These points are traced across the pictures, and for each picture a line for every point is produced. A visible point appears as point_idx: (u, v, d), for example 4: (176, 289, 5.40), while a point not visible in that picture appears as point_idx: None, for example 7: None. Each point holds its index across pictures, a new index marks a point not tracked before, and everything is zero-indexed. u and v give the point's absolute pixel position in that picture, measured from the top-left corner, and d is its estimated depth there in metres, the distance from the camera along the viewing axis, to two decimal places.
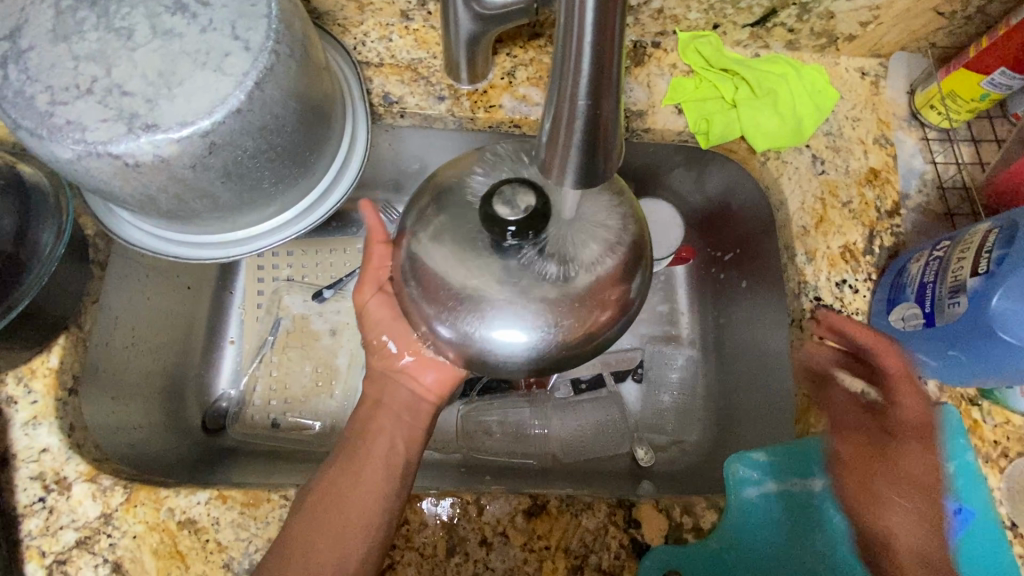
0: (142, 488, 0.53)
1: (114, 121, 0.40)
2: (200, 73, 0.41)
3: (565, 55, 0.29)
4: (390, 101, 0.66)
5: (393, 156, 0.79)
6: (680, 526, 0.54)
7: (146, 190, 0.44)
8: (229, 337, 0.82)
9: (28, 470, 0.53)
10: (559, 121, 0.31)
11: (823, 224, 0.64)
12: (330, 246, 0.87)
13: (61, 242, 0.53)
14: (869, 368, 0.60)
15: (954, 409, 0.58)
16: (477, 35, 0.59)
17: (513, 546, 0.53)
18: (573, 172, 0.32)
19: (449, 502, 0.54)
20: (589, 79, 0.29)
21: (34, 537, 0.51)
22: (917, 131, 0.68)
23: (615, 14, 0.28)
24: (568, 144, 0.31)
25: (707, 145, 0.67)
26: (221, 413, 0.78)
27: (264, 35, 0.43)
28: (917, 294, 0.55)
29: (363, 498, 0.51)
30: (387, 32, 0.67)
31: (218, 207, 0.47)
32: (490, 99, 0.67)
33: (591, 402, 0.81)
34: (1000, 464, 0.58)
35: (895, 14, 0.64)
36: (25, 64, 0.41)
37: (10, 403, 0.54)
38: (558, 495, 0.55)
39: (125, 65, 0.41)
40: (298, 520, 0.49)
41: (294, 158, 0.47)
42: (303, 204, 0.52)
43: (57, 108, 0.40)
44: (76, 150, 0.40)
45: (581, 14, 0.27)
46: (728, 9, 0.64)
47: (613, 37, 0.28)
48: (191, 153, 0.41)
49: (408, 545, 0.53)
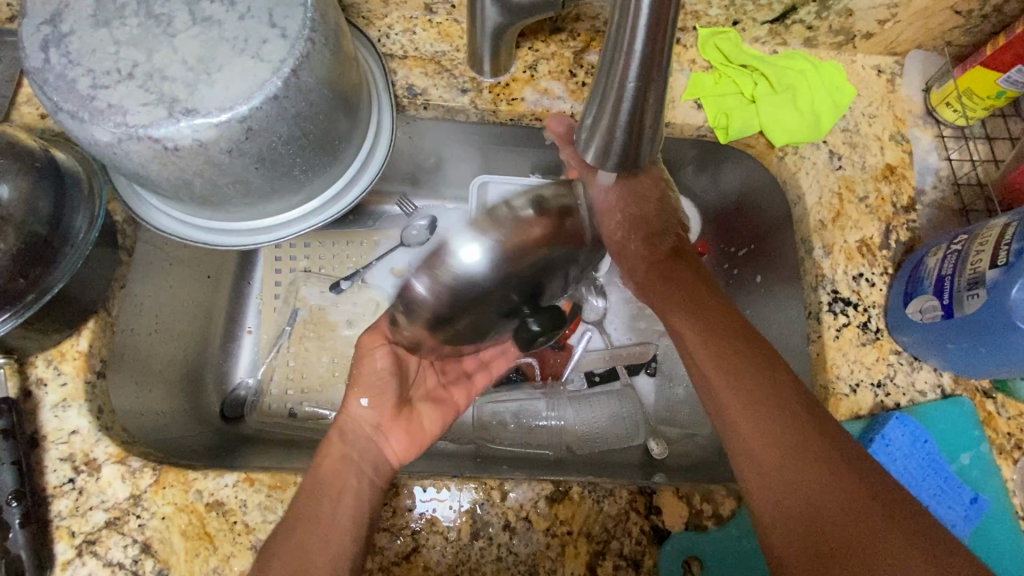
0: (170, 471, 0.53)
1: (155, 105, 0.41)
2: (239, 59, 0.42)
3: (617, 37, 0.29)
4: (414, 93, 0.67)
5: (412, 149, 0.80)
6: (700, 513, 0.55)
7: (182, 174, 0.44)
8: (246, 327, 0.83)
9: (58, 451, 0.53)
10: (607, 102, 0.32)
11: (840, 218, 0.65)
12: (347, 238, 0.88)
13: (94, 228, 0.54)
14: (886, 360, 0.61)
15: (969, 401, 0.59)
16: (503, 28, 0.60)
17: (535, 530, 0.54)
18: (616, 152, 0.34)
19: (471, 488, 0.55)
20: (640, 62, 0.29)
21: (64, 517, 0.52)
22: (932, 128, 0.69)
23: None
24: (614, 126, 0.32)
25: (726, 139, 0.68)
26: (240, 402, 0.79)
27: (300, 24, 0.43)
28: (936, 286, 0.56)
29: (351, 511, 0.52)
30: (411, 25, 0.68)
31: (249, 193, 0.48)
32: (512, 92, 0.68)
33: (605, 394, 0.84)
34: (1015, 456, 0.58)
35: (913, 12, 0.65)
36: (67, 48, 0.41)
37: (40, 385, 0.55)
38: (579, 481, 0.56)
39: (165, 50, 0.42)
40: (291, 535, 0.50)
41: (323, 146, 0.48)
42: (330, 193, 0.53)
43: (99, 92, 0.41)
44: (117, 133, 0.41)
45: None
46: (748, 6, 0.65)
47: (668, 21, 0.28)
48: (229, 138, 0.42)
49: (432, 529, 0.54)
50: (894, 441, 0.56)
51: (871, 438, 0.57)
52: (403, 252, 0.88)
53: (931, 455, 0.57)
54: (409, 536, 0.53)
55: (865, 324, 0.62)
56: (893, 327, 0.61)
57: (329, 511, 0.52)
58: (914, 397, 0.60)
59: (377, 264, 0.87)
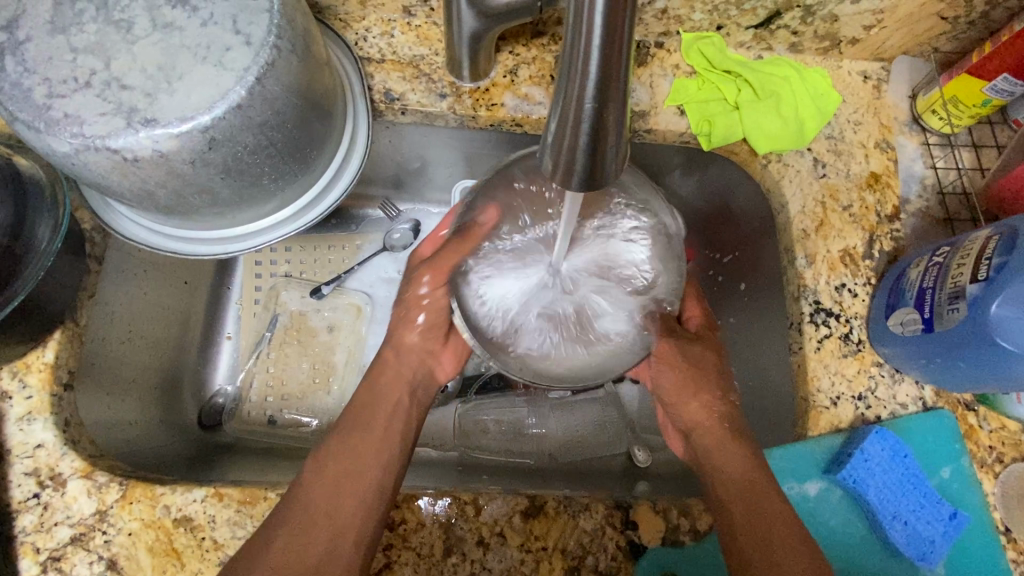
0: (138, 485, 0.52)
1: (113, 115, 0.39)
2: (201, 67, 0.40)
3: (573, 57, 0.29)
4: (391, 98, 0.65)
5: (392, 153, 0.78)
6: (676, 528, 0.54)
7: (145, 185, 0.43)
8: (226, 332, 0.82)
9: (22, 466, 0.52)
10: (564, 122, 0.30)
11: (823, 227, 0.64)
12: (329, 242, 0.87)
13: (57, 237, 0.52)
14: (867, 372, 0.60)
15: (950, 414, 0.59)
16: (480, 33, 0.59)
17: (509, 546, 0.53)
18: (575, 174, 0.32)
19: (446, 501, 0.54)
20: (596, 81, 0.29)
21: (28, 533, 0.51)
22: (918, 135, 0.68)
23: (623, 13, 0.28)
24: (573, 147, 0.31)
25: (710, 147, 0.67)
26: (218, 409, 0.79)
27: (265, 30, 0.42)
28: (917, 299, 0.55)
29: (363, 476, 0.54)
30: (389, 28, 0.67)
31: (216, 203, 0.46)
32: (492, 97, 0.66)
33: (587, 401, 0.83)
34: (995, 470, 0.58)
35: (899, 18, 0.64)
36: (22, 55, 0.40)
37: (5, 398, 0.54)
38: (556, 495, 0.55)
39: (123, 58, 0.40)
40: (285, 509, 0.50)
41: (293, 155, 0.47)
42: (302, 201, 0.52)
43: (55, 101, 0.39)
44: (74, 144, 0.40)
45: (591, 16, 0.27)
46: (732, 11, 0.64)
47: (623, 41, 0.28)
48: (191, 148, 0.41)
49: (406, 544, 0.53)
50: (874, 455, 0.56)
51: (851, 453, 0.56)
52: (385, 256, 0.87)
53: (912, 471, 0.56)
54: (381, 553, 0.52)
55: (847, 335, 0.61)
56: (874, 339, 0.60)
57: (377, 423, 0.59)
58: (895, 410, 0.59)
59: (359, 268, 0.86)
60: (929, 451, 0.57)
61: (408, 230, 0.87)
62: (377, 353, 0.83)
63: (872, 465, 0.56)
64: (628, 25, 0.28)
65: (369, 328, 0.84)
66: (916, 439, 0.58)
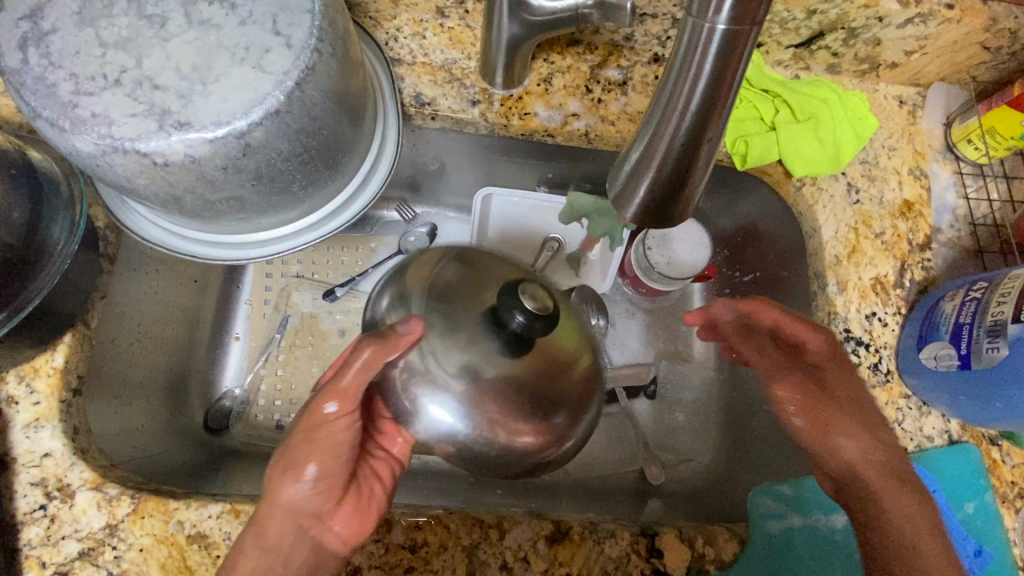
0: (150, 499, 0.50)
1: (144, 117, 0.37)
2: (238, 69, 0.38)
3: (672, 94, 0.30)
4: (421, 102, 0.63)
5: (412, 156, 0.76)
6: (702, 556, 0.54)
7: (172, 189, 0.40)
8: (235, 333, 0.80)
9: (28, 476, 0.50)
10: (649, 156, 0.32)
11: (856, 254, 0.64)
12: (342, 244, 0.85)
13: (74, 238, 0.50)
14: (895, 404, 0.60)
15: (975, 448, 0.58)
16: (519, 40, 0.57)
17: (533, 572, 0.52)
18: (649, 207, 0.33)
19: (470, 524, 0.53)
20: (692, 122, 0.30)
21: (33, 546, 0.49)
22: (952, 164, 0.68)
23: (738, 56, 0.28)
24: (653, 183, 0.32)
25: (744, 166, 0.66)
26: (225, 412, 0.76)
27: (307, 32, 0.39)
28: (953, 334, 0.54)
29: None
30: (421, 28, 0.64)
31: (243, 209, 0.44)
32: (525, 105, 0.65)
33: (601, 418, 0.80)
34: (1016, 505, 0.58)
35: (941, 45, 0.63)
36: (47, 48, 0.37)
37: (11, 403, 0.52)
38: (581, 520, 0.54)
39: (156, 56, 0.37)
40: None
41: (324, 161, 0.45)
42: (329, 208, 0.49)
43: (81, 99, 0.37)
44: (100, 145, 0.37)
45: (701, 57, 0.28)
46: (774, 28, 0.62)
47: (730, 83, 0.29)
48: (225, 154, 0.38)
49: (427, 568, 0.51)
50: None
51: None
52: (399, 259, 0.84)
53: (936, 505, 0.57)
54: None
55: (876, 365, 0.61)
56: (903, 369, 0.60)
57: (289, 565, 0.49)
58: (922, 442, 0.59)
59: (373, 271, 0.83)
60: (959, 490, 0.57)
61: (425, 233, 0.84)
62: None
63: None
64: (740, 66, 0.29)
65: None
66: (944, 475, 0.57)
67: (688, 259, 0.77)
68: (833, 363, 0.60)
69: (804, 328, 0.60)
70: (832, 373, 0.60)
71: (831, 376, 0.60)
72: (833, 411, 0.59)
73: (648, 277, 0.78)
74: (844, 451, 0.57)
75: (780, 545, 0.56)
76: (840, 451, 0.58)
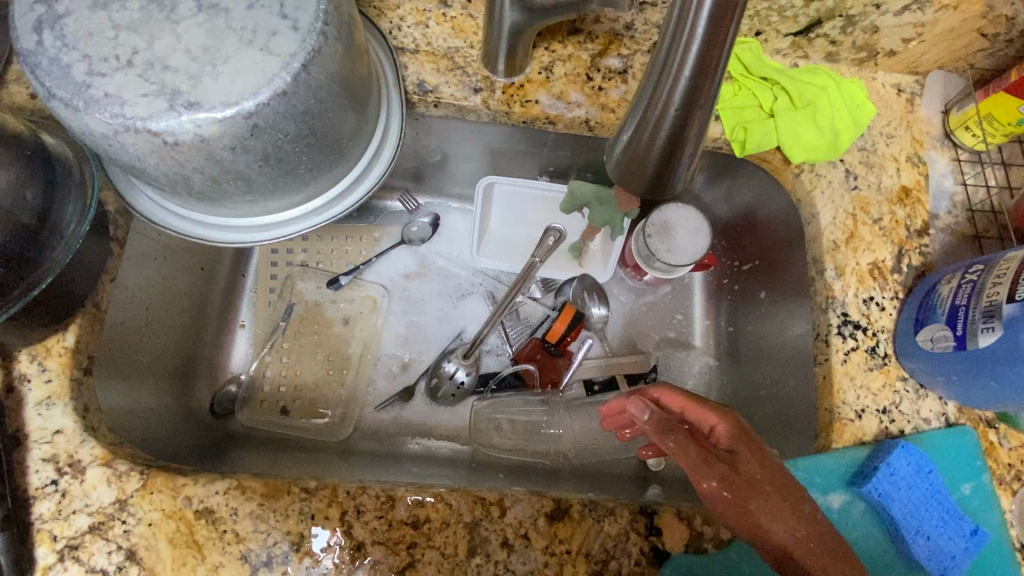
0: (159, 475, 0.51)
1: (156, 97, 0.37)
2: (247, 51, 0.38)
3: (667, 62, 0.31)
4: (424, 90, 0.64)
5: (416, 146, 0.77)
6: (700, 535, 0.54)
7: (181, 169, 0.41)
8: (240, 320, 0.82)
9: (40, 452, 0.51)
10: (645, 125, 0.33)
11: (854, 240, 0.64)
12: (347, 233, 0.86)
13: (86, 219, 0.51)
14: (892, 386, 0.60)
15: (973, 431, 0.59)
16: (521, 27, 0.58)
17: (534, 549, 0.53)
18: (645, 176, 0.35)
19: (471, 502, 0.53)
20: (685, 89, 0.31)
21: (44, 520, 0.50)
22: (950, 151, 0.68)
23: (726, 21, 0.29)
24: (649, 151, 0.34)
25: (743, 153, 0.67)
26: (230, 397, 0.78)
27: (313, 16, 0.40)
28: (949, 316, 0.55)
29: None
30: (424, 18, 0.65)
31: (250, 190, 0.44)
32: (527, 93, 0.66)
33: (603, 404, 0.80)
34: (1013, 487, 0.58)
35: (939, 32, 0.64)
36: (61, 30, 0.38)
37: (23, 381, 0.53)
38: (581, 499, 0.55)
39: (168, 38, 0.38)
40: None
41: (331, 144, 0.45)
42: (334, 191, 0.49)
43: (95, 79, 0.38)
44: (113, 125, 0.38)
45: (694, 22, 0.29)
46: (773, 17, 0.63)
47: (720, 49, 0.30)
48: (233, 134, 0.39)
49: (429, 544, 0.52)
50: (899, 470, 0.57)
51: (876, 467, 0.57)
52: (402, 249, 0.86)
53: (933, 485, 0.57)
54: (405, 551, 0.52)
55: (874, 349, 0.61)
56: (900, 353, 0.61)
57: None
58: (919, 425, 0.59)
59: (377, 260, 0.85)
60: (952, 470, 0.57)
61: (428, 223, 0.86)
62: (393, 347, 0.82)
63: (900, 479, 0.56)
64: (732, 31, 0.30)
65: (386, 319, 0.83)
66: (939, 455, 0.58)
67: (689, 247, 0.76)
68: (746, 446, 0.55)
69: (712, 411, 0.57)
70: (745, 457, 0.54)
71: (747, 461, 0.54)
72: (760, 500, 0.51)
73: (648, 265, 0.79)
74: (772, 536, 0.50)
75: None
76: (770, 535, 0.50)
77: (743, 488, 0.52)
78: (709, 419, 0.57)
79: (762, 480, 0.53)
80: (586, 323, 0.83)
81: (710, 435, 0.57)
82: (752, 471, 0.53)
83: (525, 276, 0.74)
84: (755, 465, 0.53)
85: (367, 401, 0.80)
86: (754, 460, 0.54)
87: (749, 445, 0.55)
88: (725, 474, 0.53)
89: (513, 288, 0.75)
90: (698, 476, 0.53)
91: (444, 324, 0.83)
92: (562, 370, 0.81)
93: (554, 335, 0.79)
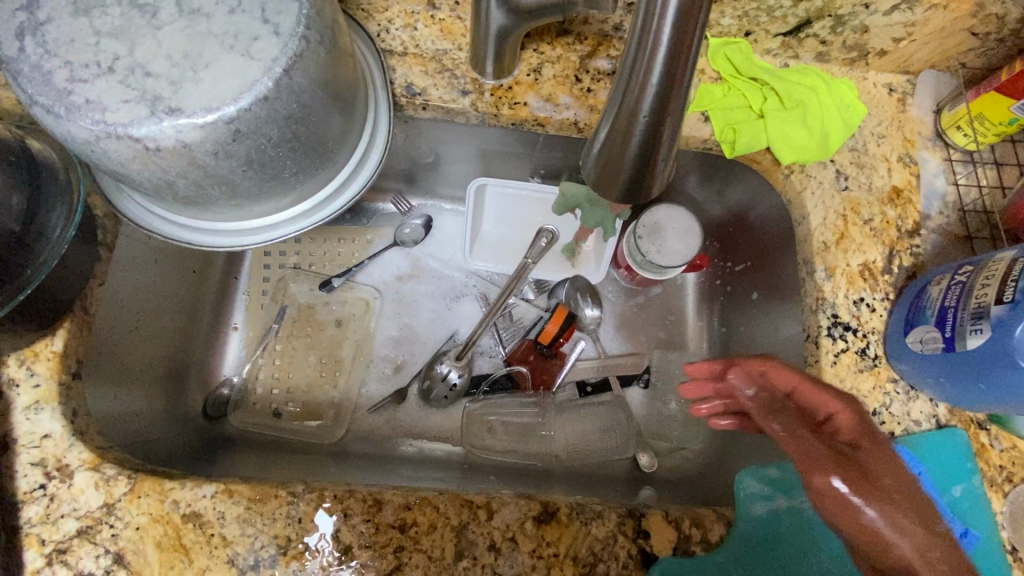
0: (146, 479, 0.52)
1: (136, 103, 0.37)
2: (228, 57, 0.38)
3: (635, 68, 0.31)
4: (413, 93, 0.64)
5: (406, 148, 0.77)
6: (688, 538, 0.54)
7: (164, 175, 0.41)
8: (233, 323, 0.82)
9: (28, 456, 0.51)
10: (616, 132, 0.33)
11: (844, 241, 0.64)
12: (339, 235, 0.86)
13: (72, 224, 0.52)
14: (882, 388, 0.60)
15: (963, 433, 0.59)
16: (508, 29, 0.57)
17: (521, 552, 0.53)
18: (620, 182, 0.35)
19: (458, 505, 0.53)
20: (654, 96, 0.31)
21: (33, 525, 0.50)
22: (941, 151, 0.68)
23: (692, 25, 0.29)
24: (622, 157, 0.34)
25: (733, 155, 0.66)
26: (223, 400, 0.78)
27: (294, 20, 0.40)
28: (938, 318, 0.55)
29: None
30: (412, 20, 0.65)
31: (235, 195, 0.44)
32: (515, 95, 0.65)
33: (595, 406, 0.81)
34: (1004, 489, 0.58)
35: (929, 32, 0.64)
36: (42, 37, 0.38)
37: (11, 386, 0.53)
38: (569, 502, 0.55)
39: (148, 44, 0.38)
40: None
41: (316, 149, 0.45)
42: (321, 195, 0.49)
43: (75, 86, 0.37)
44: (94, 131, 0.38)
45: (659, 30, 0.29)
46: (762, 17, 0.63)
47: (689, 52, 0.30)
48: (215, 140, 0.39)
49: (416, 548, 0.52)
50: None
51: None
52: (395, 251, 0.86)
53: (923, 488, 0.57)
54: (392, 555, 0.52)
55: (863, 350, 0.61)
56: (891, 355, 0.60)
57: None
58: (909, 426, 0.59)
59: (369, 262, 0.85)
60: (943, 473, 0.57)
61: (420, 225, 0.86)
62: (385, 348, 0.82)
63: None
64: (696, 38, 0.30)
65: (378, 321, 0.83)
66: (929, 458, 0.58)
67: (680, 248, 0.76)
68: (868, 440, 0.54)
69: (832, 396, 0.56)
70: (870, 451, 0.54)
71: (869, 456, 0.54)
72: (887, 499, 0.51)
73: (640, 265, 0.79)
74: (896, 549, 0.49)
75: (762, 525, 0.57)
76: (892, 545, 0.49)
77: (866, 483, 0.51)
78: (832, 406, 0.56)
79: (892, 481, 0.52)
80: (579, 324, 0.83)
81: (826, 423, 0.57)
82: (873, 466, 0.53)
83: (517, 277, 0.74)
84: (888, 466, 0.53)
85: (360, 403, 0.80)
86: (874, 457, 0.53)
87: (872, 444, 0.54)
88: (851, 466, 0.52)
89: (505, 289, 0.76)
90: (813, 469, 0.52)
91: (437, 325, 0.83)
92: (556, 372, 0.82)
93: (547, 336, 0.80)
